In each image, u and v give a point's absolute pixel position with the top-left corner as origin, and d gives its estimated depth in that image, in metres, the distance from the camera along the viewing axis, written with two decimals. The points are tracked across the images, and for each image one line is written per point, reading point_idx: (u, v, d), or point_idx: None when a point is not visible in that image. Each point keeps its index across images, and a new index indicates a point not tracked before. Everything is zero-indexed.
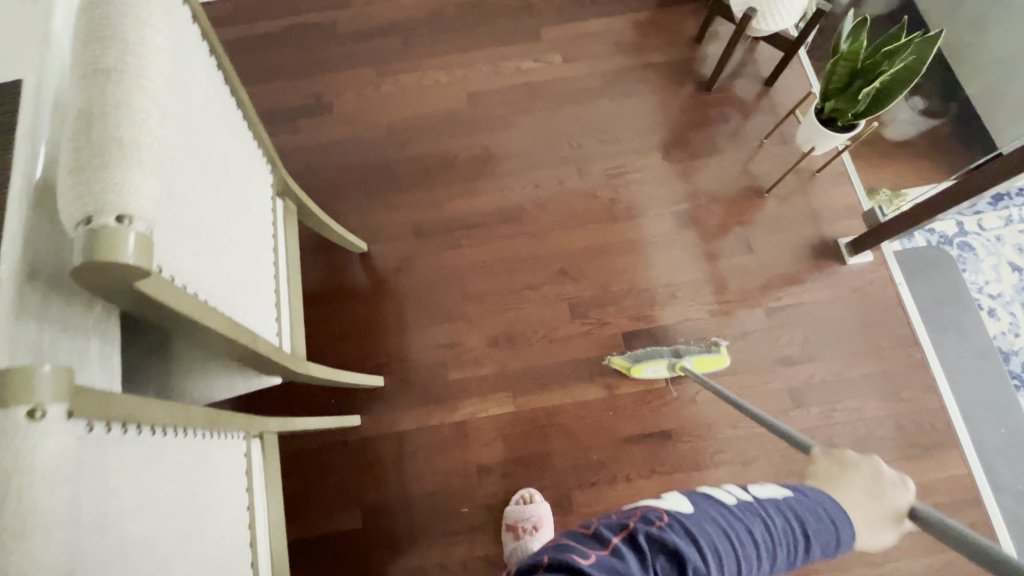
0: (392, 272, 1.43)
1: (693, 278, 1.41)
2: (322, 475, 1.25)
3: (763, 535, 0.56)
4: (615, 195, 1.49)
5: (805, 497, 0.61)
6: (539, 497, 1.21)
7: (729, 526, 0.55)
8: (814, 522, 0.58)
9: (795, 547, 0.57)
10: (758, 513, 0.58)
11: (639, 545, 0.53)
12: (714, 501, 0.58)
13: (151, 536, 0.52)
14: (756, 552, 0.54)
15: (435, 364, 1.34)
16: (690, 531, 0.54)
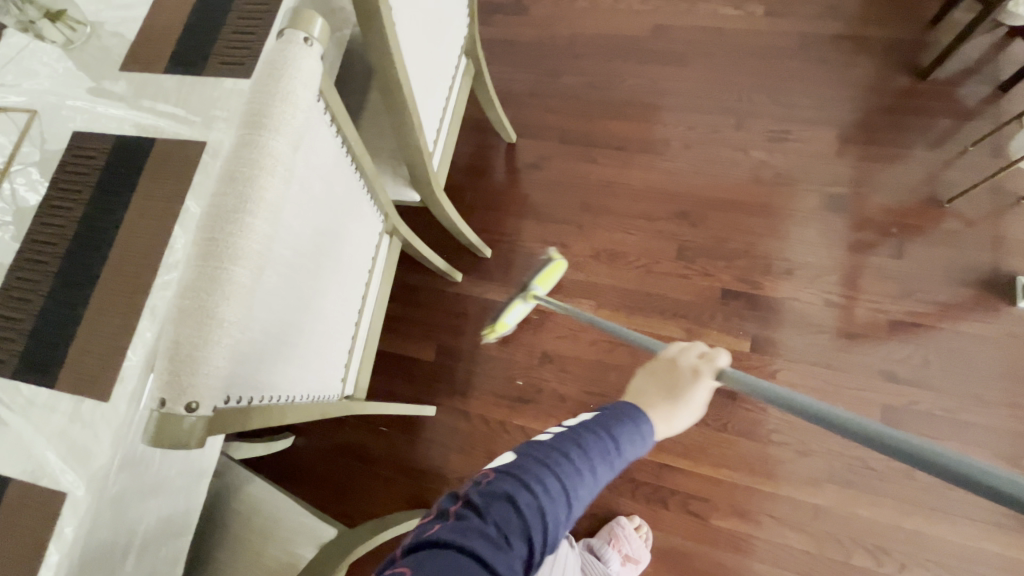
0: (528, 166, 1.55)
1: (819, 263, 1.33)
2: (417, 310, 1.46)
3: (577, 448, 0.59)
4: (767, 159, 1.44)
5: (608, 413, 0.66)
6: None
7: (546, 456, 0.57)
8: (616, 425, 0.64)
9: (609, 446, 0.62)
10: (572, 436, 0.61)
11: (475, 499, 0.52)
12: (532, 442, 0.60)
13: (308, 208, 0.65)
14: (575, 465, 0.58)
15: (537, 255, 1.46)
16: (513, 476, 0.55)
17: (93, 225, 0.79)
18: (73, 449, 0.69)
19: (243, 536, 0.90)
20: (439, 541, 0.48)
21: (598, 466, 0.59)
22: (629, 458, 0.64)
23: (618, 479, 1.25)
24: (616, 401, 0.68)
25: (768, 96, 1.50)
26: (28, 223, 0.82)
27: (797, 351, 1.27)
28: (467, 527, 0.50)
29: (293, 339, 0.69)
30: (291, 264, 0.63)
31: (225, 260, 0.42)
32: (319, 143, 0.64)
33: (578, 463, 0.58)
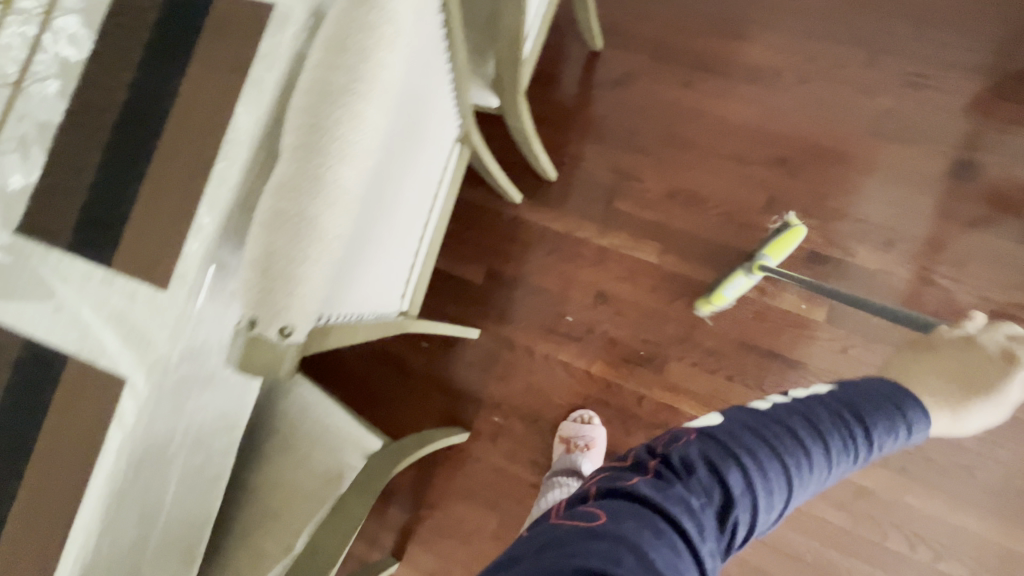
0: (610, 81, 1.37)
1: (925, 237, 1.19)
2: (469, 228, 1.38)
3: (811, 429, 0.53)
4: (893, 107, 1.24)
5: (861, 394, 0.58)
6: (597, 422, 1.23)
7: (769, 431, 0.53)
8: (867, 405, 0.57)
9: (854, 437, 0.54)
10: (812, 415, 0.55)
11: (675, 461, 0.52)
12: (749, 408, 0.56)
13: (406, 105, 0.59)
14: (810, 453, 0.52)
15: (606, 185, 1.33)
16: (730, 444, 0.52)
17: (146, 92, 0.70)
18: (132, 335, 0.66)
19: (291, 436, 0.90)
20: (636, 496, 0.50)
21: (839, 452, 0.53)
22: (880, 451, 0.56)
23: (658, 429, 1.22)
24: (875, 379, 0.62)
25: (913, 28, 1.25)
26: (76, 81, 0.73)
27: (877, 328, 1.17)
28: (666, 488, 0.50)
29: (376, 246, 0.68)
30: (387, 176, 0.60)
31: (330, 156, 0.42)
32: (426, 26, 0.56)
33: (819, 451, 0.52)
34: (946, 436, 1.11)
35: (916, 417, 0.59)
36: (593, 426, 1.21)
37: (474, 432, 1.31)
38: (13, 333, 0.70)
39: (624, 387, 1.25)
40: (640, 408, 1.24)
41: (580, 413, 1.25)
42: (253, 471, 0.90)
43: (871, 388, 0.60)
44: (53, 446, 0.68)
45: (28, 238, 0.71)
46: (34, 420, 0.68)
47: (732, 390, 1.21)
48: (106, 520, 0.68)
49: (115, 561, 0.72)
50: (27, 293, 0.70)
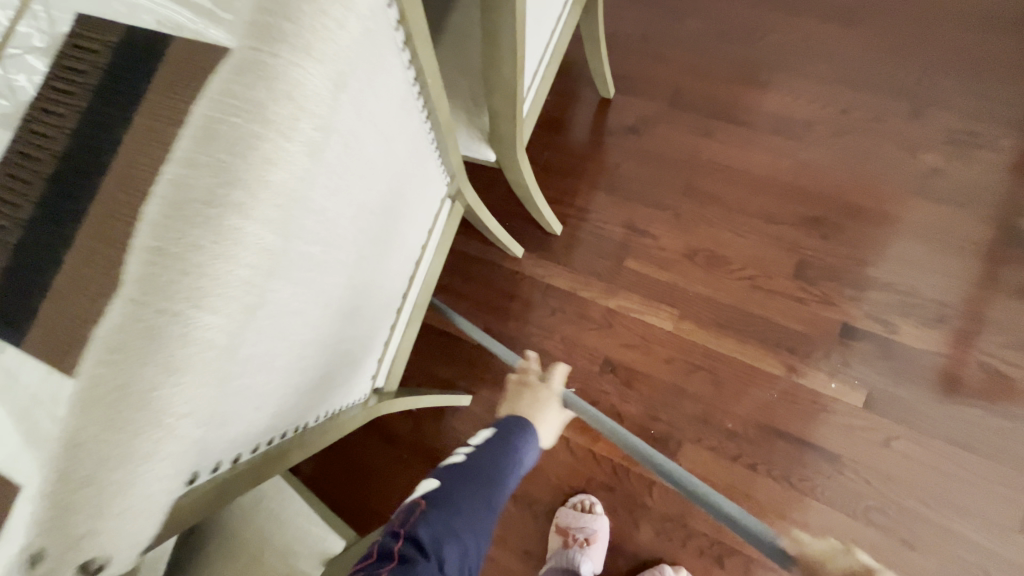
0: (623, 130, 1.27)
1: (980, 313, 1.04)
2: (465, 282, 1.27)
3: (496, 459, 0.65)
4: (939, 166, 1.11)
5: (507, 428, 0.70)
6: (600, 509, 1.08)
7: (471, 479, 0.62)
8: (511, 426, 0.71)
9: (517, 455, 0.67)
10: (492, 451, 0.66)
11: (417, 544, 0.54)
12: (451, 467, 0.64)
13: (367, 183, 0.50)
14: (501, 481, 0.64)
15: (617, 241, 1.22)
16: (443, 514, 0.57)
17: None
18: None
19: (237, 533, 0.77)
20: None
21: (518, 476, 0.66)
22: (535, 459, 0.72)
23: (669, 523, 1.06)
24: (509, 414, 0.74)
25: (958, 83, 1.14)
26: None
27: (928, 416, 1.01)
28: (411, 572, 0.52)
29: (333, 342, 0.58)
30: (321, 284, 0.49)
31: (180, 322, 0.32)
32: (390, 91, 0.47)
33: (508, 473, 0.65)
34: (1016, 555, 0.93)
35: (531, 441, 0.70)
36: (595, 516, 1.06)
37: None
38: None
39: (631, 471, 1.11)
40: (649, 497, 1.09)
41: (580, 499, 1.09)
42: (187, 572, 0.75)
43: (505, 420, 0.72)
44: None
45: None
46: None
47: (756, 482, 1.05)
48: None
49: None
50: None
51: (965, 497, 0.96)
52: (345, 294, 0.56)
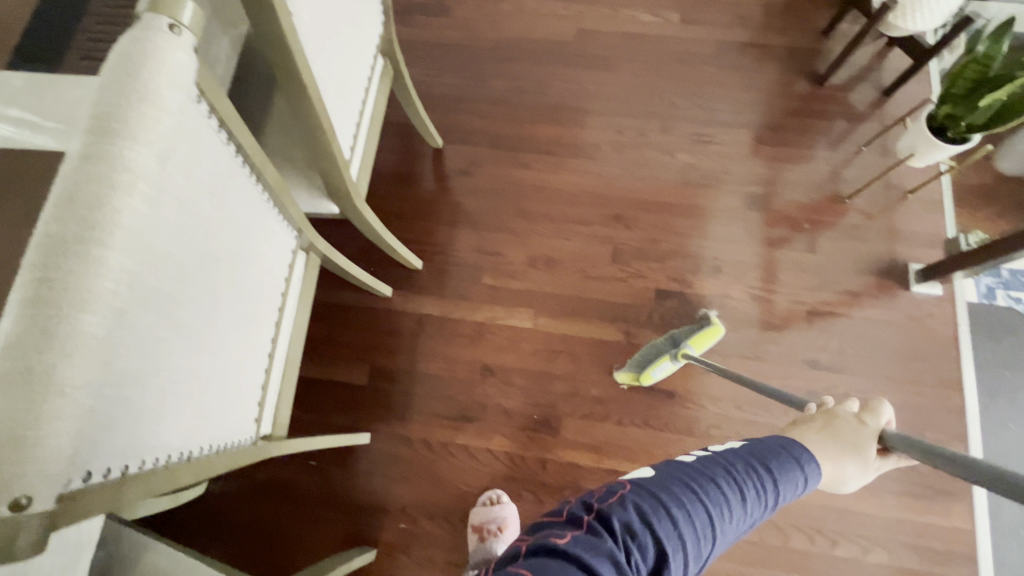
0: (457, 172, 1.49)
1: (743, 259, 1.39)
2: (344, 330, 1.36)
3: (729, 476, 0.56)
4: (692, 161, 1.48)
5: (768, 450, 0.60)
6: (507, 498, 1.20)
7: (692, 483, 0.54)
8: (775, 460, 0.59)
9: (762, 487, 0.57)
10: (729, 464, 0.58)
11: (607, 516, 0.51)
12: (675, 463, 0.57)
13: (207, 231, 0.60)
14: (725, 493, 0.55)
15: (473, 264, 1.40)
16: (649, 501, 0.52)
17: None
18: None
19: None
20: (560, 551, 0.48)
21: (753, 500, 0.56)
22: (783, 502, 0.59)
23: (567, 490, 1.22)
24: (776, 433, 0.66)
25: (688, 100, 1.55)
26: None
27: (727, 344, 1.32)
28: (596, 547, 0.48)
29: (207, 376, 0.65)
30: (179, 315, 0.57)
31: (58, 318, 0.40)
32: (216, 159, 0.58)
33: (733, 494, 0.55)
34: None
35: (813, 471, 0.61)
36: (503, 505, 1.18)
37: (383, 546, 1.21)
38: None
39: (526, 456, 1.25)
40: (546, 473, 1.24)
41: (489, 494, 1.21)
42: None
43: (777, 439, 0.63)
44: None
45: None
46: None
47: (625, 432, 1.26)
48: None
49: None
50: None
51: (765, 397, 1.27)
52: (208, 329, 0.64)
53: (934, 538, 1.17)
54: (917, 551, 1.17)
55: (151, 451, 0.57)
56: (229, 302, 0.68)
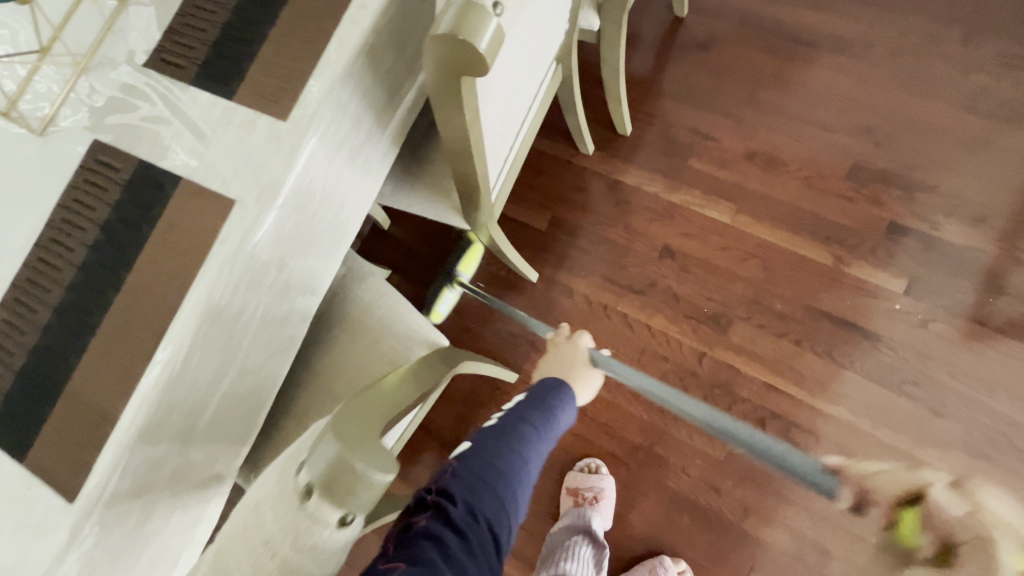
0: (694, 45, 1.38)
1: (1015, 216, 1.16)
2: (537, 175, 1.38)
3: (524, 418, 0.71)
4: (989, 86, 1.22)
5: (549, 389, 0.79)
6: (605, 471, 1.18)
7: (501, 433, 0.68)
8: (559, 397, 0.77)
9: (555, 415, 0.75)
10: (521, 410, 0.73)
11: (449, 489, 0.60)
12: (489, 428, 0.69)
13: None
14: (528, 434, 0.69)
15: (683, 144, 1.33)
16: (477, 466, 0.62)
17: None
18: (246, 163, 0.67)
19: (360, 326, 0.90)
20: (423, 535, 0.56)
21: (549, 426, 0.73)
22: (563, 423, 0.78)
23: (717, 388, 1.18)
24: (528, 388, 0.79)
25: (1011, 12, 1.24)
26: None
27: (958, 302, 1.13)
28: (448, 515, 0.57)
29: (515, 100, 0.71)
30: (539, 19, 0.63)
31: None
32: None
33: (531, 425, 0.70)
34: None
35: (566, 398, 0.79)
36: (601, 476, 1.16)
37: (523, 375, 1.29)
38: (128, 158, 0.71)
39: (683, 344, 1.22)
40: (699, 365, 1.20)
41: (587, 462, 1.20)
42: (318, 346, 0.91)
43: (543, 382, 0.81)
44: (149, 270, 0.66)
45: (156, 73, 0.74)
46: (128, 257, 0.67)
47: (800, 355, 1.17)
48: (192, 344, 0.64)
49: (182, 401, 0.67)
50: (149, 130, 0.72)
51: (986, 371, 1.09)
52: (532, 59, 0.70)
53: None
54: None
55: (488, 131, 0.64)
56: (542, 50, 0.73)
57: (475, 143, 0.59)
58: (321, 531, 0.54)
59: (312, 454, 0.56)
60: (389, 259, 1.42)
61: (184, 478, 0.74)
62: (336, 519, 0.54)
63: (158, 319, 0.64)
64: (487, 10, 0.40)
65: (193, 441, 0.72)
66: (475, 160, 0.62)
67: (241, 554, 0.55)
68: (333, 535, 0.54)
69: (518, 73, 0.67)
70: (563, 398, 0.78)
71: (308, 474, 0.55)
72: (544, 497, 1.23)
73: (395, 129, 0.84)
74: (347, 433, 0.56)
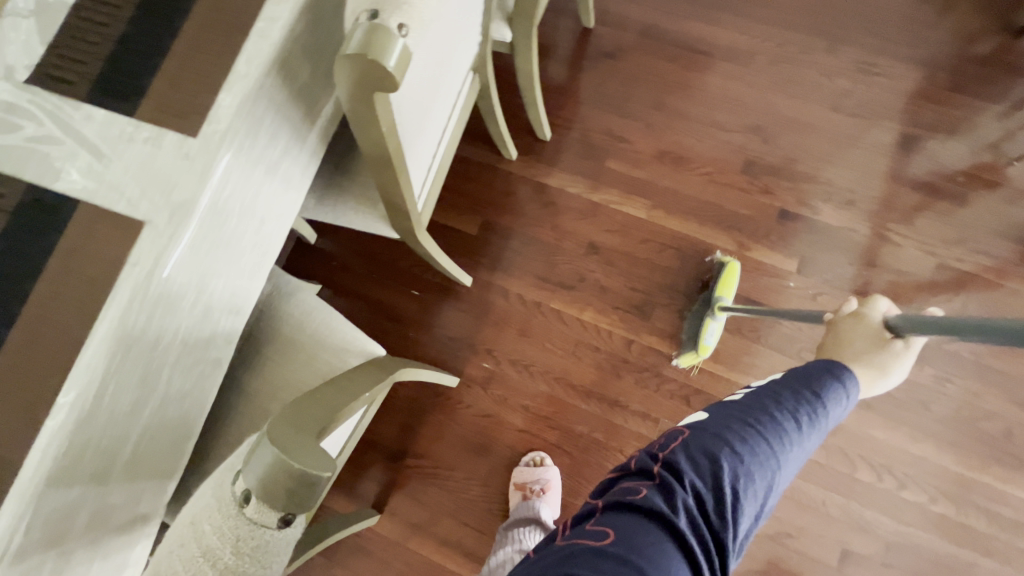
0: (603, 54, 1.47)
1: (878, 199, 1.35)
2: (464, 181, 1.41)
3: (778, 405, 0.61)
4: (850, 88, 1.41)
5: (811, 374, 0.66)
6: (549, 463, 1.23)
7: (746, 415, 0.59)
8: (825, 388, 0.64)
9: (814, 410, 0.62)
10: (772, 394, 0.62)
11: (680, 463, 0.56)
12: (727, 404, 0.62)
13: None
14: (775, 424, 0.59)
15: (600, 146, 1.41)
16: (710, 443, 0.56)
17: None
18: (153, 183, 0.64)
19: (292, 341, 0.88)
20: (643, 504, 0.53)
21: (805, 423, 0.61)
22: (831, 420, 0.64)
23: (646, 373, 1.27)
24: (805, 363, 0.68)
25: (864, 25, 1.45)
26: None
27: (841, 276, 1.30)
28: (675, 490, 0.54)
29: (432, 113, 0.74)
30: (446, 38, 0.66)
31: None
32: None
33: (780, 417, 0.60)
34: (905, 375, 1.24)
35: (834, 394, 0.64)
36: (546, 468, 1.22)
37: (465, 378, 1.31)
38: (10, 182, 0.65)
39: (614, 333, 1.30)
40: (629, 352, 1.29)
41: (532, 455, 1.25)
42: (248, 367, 0.88)
43: (808, 366, 0.67)
44: (46, 302, 0.61)
45: (38, 89, 0.68)
46: (19, 288, 0.62)
47: (716, 335, 1.28)
48: (104, 377, 0.61)
49: (97, 438, 0.63)
50: (33, 151, 0.66)
51: None
52: (445, 73, 0.73)
53: (1008, 506, 1.17)
54: (985, 513, 1.17)
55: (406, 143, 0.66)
56: (454, 64, 0.77)
57: (395, 155, 0.61)
58: (266, 535, 0.51)
59: (249, 461, 0.52)
60: (319, 273, 1.38)
61: (103, 522, 0.69)
62: (278, 521, 0.51)
63: (60, 353, 0.60)
64: (392, 31, 0.43)
65: (113, 480, 0.68)
66: (397, 171, 0.65)
67: (178, 566, 0.51)
68: (278, 536, 0.51)
69: (433, 87, 0.69)
70: (833, 389, 0.64)
71: (245, 481, 0.51)
72: (494, 495, 1.25)
73: (315, 142, 0.83)
74: (284, 438, 0.53)
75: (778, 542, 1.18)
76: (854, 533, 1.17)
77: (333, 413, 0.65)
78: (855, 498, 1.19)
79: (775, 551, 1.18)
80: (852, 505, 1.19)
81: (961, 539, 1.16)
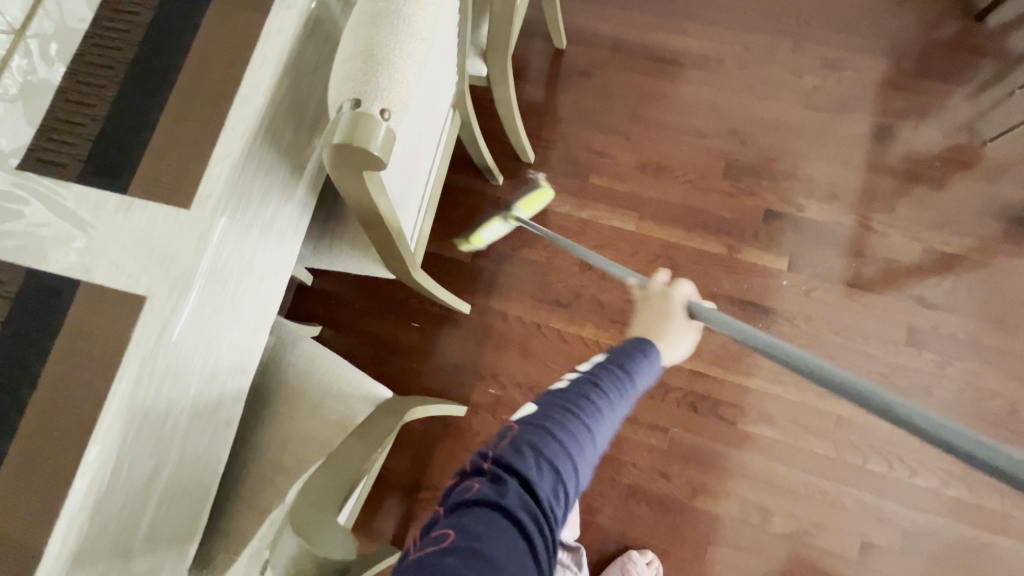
0: (577, 73, 1.50)
1: (859, 190, 1.37)
2: (453, 210, 1.43)
3: (597, 386, 0.65)
4: (820, 84, 1.44)
5: (620, 351, 0.71)
6: None
7: (569, 401, 0.62)
8: (635, 363, 0.69)
9: (624, 386, 0.66)
10: (589, 375, 0.66)
11: (506, 456, 0.56)
12: (553, 392, 0.64)
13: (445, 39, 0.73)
14: (596, 405, 0.62)
15: (584, 163, 1.43)
16: (537, 434, 0.58)
17: (157, 51, 0.73)
18: (152, 256, 0.66)
19: (300, 390, 0.89)
20: (476, 504, 0.53)
21: (618, 399, 0.65)
22: (640, 391, 0.69)
23: (651, 383, 1.28)
24: (617, 343, 0.73)
25: (827, 22, 1.48)
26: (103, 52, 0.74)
27: (832, 269, 1.32)
28: (506, 485, 0.54)
29: (419, 161, 0.76)
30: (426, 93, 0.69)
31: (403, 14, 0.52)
32: None
33: (595, 395, 0.63)
34: (905, 361, 1.25)
35: (641, 368, 0.69)
36: None
37: (472, 405, 1.32)
38: (13, 270, 0.66)
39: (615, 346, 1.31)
40: None
41: None
42: (259, 419, 0.88)
43: (619, 344, 0.72)
44: (56, 385, 0.62)
45: (33, 175, 0.69)
46: (28, 373, 0.63)
47: (715, 338, 1.30)
48: (121, 453, 0.62)
49: (118, 513, 0.63)
50: (33, 237, 0.67)
51: (865, 325, 1.28)
52: (428, 122, 0.76)
53: None
54: (998, 492, 1.18)
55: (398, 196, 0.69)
56: (435, 112, 0.80)
57: (389, 212, 0.64)
58: None
59: (280, 549, 0.63)
60: (319, 313, 1.40)
61: None
62: None
63: (74, 435, 0.61)
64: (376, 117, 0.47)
65: (135, 552, 0.68)
66: (391, 225, 0.67)
67: None
68: None
69: (418, 138, 0.72)
70: (643, 364, 0.69)
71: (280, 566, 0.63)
72: None
73: (305, 194, 0.85)
74: (305, 523, 0.63)
75: (798, 539, 1.19)
76: (871, 524, 1.18)
77: (349, 479, 0.72)
78: (869, 488, 1.20)
79: (796, 549, 1.19)
80: (866, 495, 1.20)
81: (978, 519, 1.17)
